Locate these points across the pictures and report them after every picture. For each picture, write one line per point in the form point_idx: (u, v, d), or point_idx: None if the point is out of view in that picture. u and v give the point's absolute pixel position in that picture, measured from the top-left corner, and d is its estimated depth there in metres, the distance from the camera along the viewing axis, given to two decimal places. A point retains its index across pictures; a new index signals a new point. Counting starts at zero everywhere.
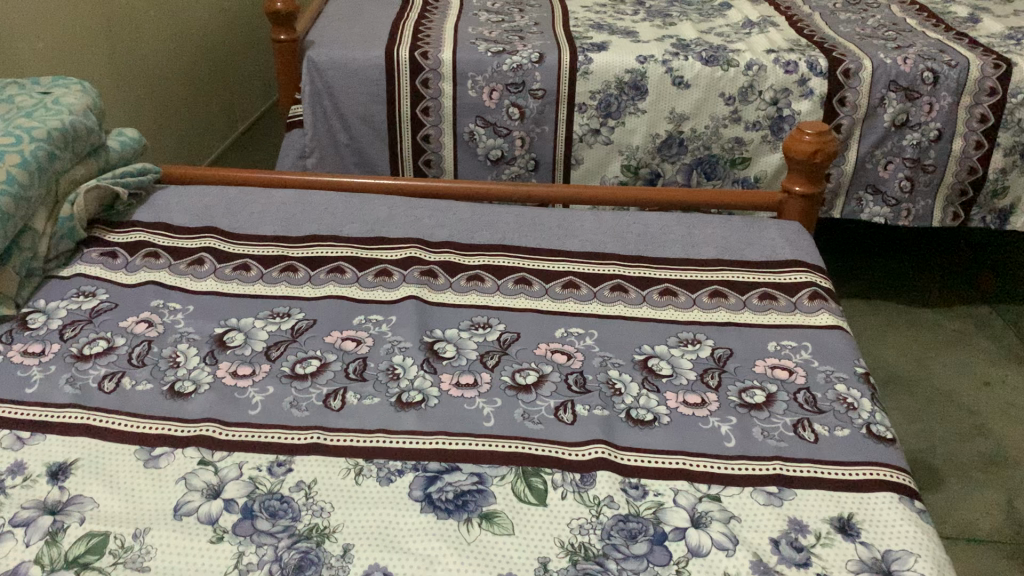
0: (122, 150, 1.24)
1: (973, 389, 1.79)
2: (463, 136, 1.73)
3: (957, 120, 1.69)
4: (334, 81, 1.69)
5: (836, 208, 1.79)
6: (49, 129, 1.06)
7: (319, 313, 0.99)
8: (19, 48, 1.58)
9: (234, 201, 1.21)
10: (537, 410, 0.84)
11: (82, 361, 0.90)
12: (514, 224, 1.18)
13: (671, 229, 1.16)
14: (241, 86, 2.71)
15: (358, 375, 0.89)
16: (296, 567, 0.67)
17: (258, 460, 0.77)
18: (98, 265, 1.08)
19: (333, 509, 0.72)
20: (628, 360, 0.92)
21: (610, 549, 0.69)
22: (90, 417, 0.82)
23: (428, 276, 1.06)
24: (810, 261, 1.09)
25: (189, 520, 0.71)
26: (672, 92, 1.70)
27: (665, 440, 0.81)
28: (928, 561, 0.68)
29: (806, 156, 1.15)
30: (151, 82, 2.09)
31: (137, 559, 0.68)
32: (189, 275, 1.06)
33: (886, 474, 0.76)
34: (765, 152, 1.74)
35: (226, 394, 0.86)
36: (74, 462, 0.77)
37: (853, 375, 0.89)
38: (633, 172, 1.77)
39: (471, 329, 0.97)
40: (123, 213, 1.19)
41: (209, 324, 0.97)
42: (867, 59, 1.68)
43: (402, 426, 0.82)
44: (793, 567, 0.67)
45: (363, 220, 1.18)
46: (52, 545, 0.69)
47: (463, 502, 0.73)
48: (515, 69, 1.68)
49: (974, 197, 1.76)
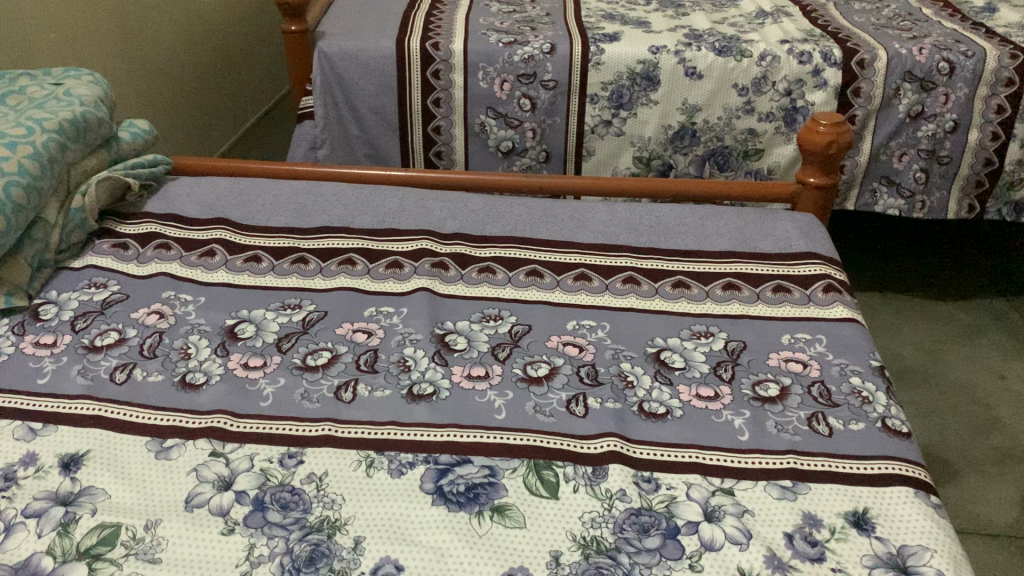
0: (134, 141, 1.24)
1: (989, 383, 1.77)
2: (474, 128, 1.73)
3: (974, 110, 1.67)
4: (345, 73, 1.68)
5: (850, 200, 1.78)
6: (61, 120, 1.06)
7: (331, 305, 0.98)
8: (35, 43, 1.59)
9: (246, 193, 1.21)
10: (549, 402, 0.84)
11: (94, 352, 0.90)
12: (526, 216, 1.17)
13: (685, 221, 1.15)
14: (251, 79, 2.71)
15: (369, 366, 0.88)
16: (307, 559, 0.67)
17: (269, 452, 0.77)
18: (110, 256, 1.08)
19: (345, 501, 0.72)
20: (640, 353, 0.91)
21: (622, 543, 0.69)
22: (102, 409, 0.82)
23: (439, 268, 1.06)
24: (824, 252, 1.08)
25: (200, 512, 0.71)
26: (684, 83, 1.68)
27: (677, 434, 0.80)
28: (946, 557, 0.67)
29: (821, 147, 1.14)
30: (161, 75, 2.09)
31: (149, 550, 0.68)
32: (201, 266, 1.06)
33: (903, 468, 0.75)
34: (779, 143, 1.73)
35: (237, 385, 0.86)
36: (86, 453, 0.77)
37: (868, 368, 0.88)
38: (645, 163, 1.76)
39: (483, 321, 0.96)
40: (134, 204, 1.19)
41: (221, 315, 0.97)
42: (883, 50, 1.66)
43: (413, 418, 0.81)
44: (807, 562, 0.67)
45: (374, 212, 1.17)
46: (64, 536, 0.69)
47: (474, 495, 0.73)
48: (527, 59, 1.67)
49: (990, 188, 1.74)
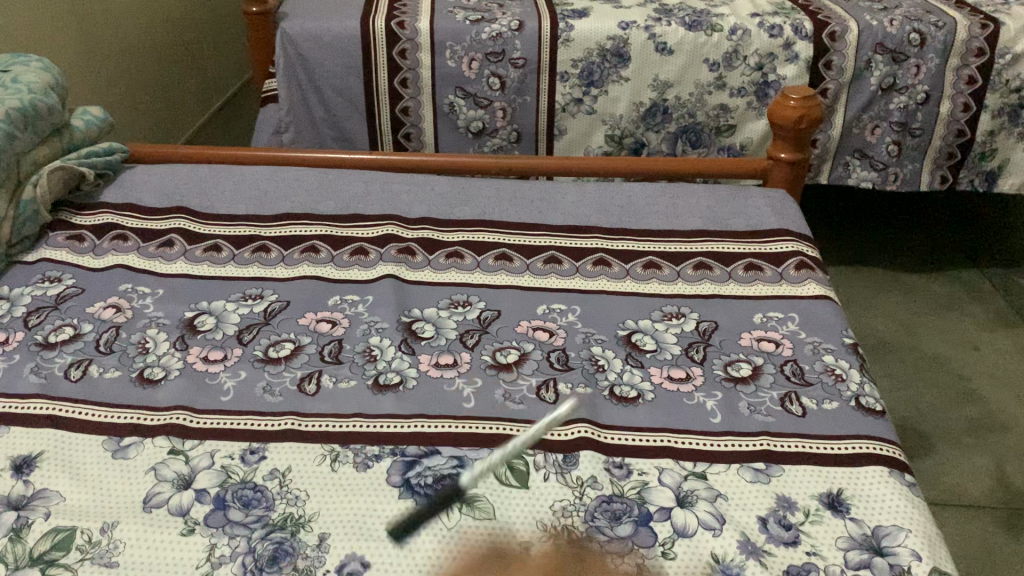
0: (87, 128, 1.20)
1: (963, 355, 1.78)
2: (443, 108, 1.70)
3: (945, 82, 1.66)
4: (309, 54, 1.64)
5: (823, 174, 1.77)
6: (8, 109, 1.02)
7: (294, 295, 0.96)
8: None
9: (206, 179, 1.18)
10: (519, 390, 0.82)
11: (48, 349, 0.87)
12: (495, 198, 1.15)
13: (655, 200, 1.14)
14: (212, 62, 2.66)
15: (334, 357, 0.86)
16: (270, 558, 0.65)
17: (230, 448, 0.75)
18: (64, 249, 1.04)
19: (309, 496, 0.70)
20: (611, 336, 0.89)
21: (594, 531, 0.67)
22: (57, 407, 0.79)
23: (405, 254, 1.03)
24: (796, 228, 1.07)
25: (159, 512, 0.69)
26: (655, 59, 1.66)
27: (649, 417, 0.78)
28: (920, 536, 0.66)
29: (791, 122, 1.12)
30: (119, 61, 2.04)
31: (106, 554, 0.65)
32: (159, 257, 1.03)
33: (876, 447, 0.74)
34: (751, 118, 1.71)
35: (197, 380, 0.83)
36: (39, 454, 0.74)
37: (842, 346, 0.87)
38: (617, 141, 1.74)
39: (451, 308, 0.94)
40: (90, 194, 1.16)
41: (180, 308, 0.94)
42: (854, 21, 1.65)
43: (379, 410, 0.79)
44: (781, 546, 0.66)
45: (339, 197, 1.14)
46: (15, 542, 0.66)
47: (443, 487, 0.71)
48: (495, 37, 1.64)
49: (962, 159, 1.74)
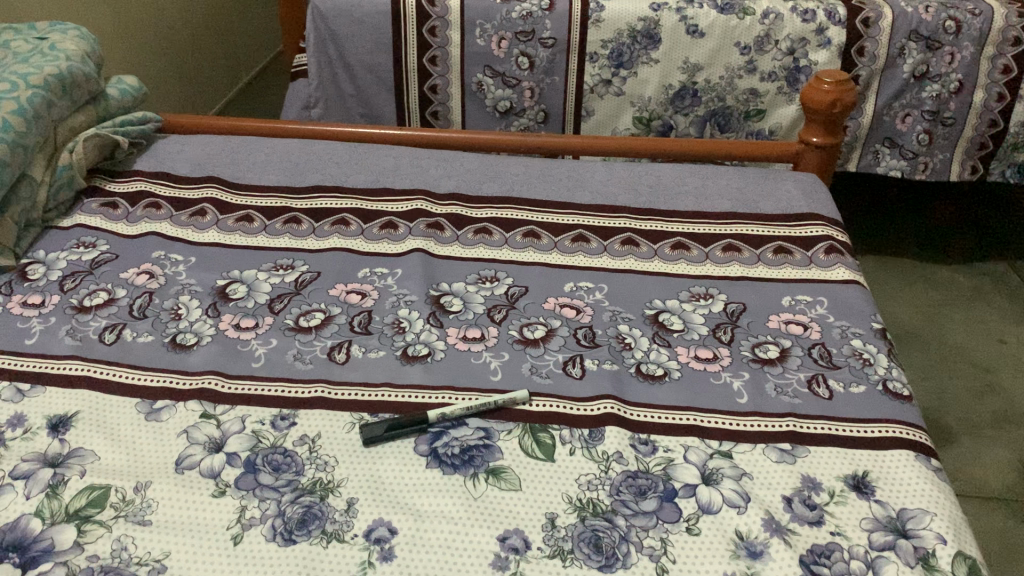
0: (122, 98, 1.21)
1: (987, 347, 1.76)
2: (471, 86, 1.69)
3: (979, 71, 1.64)
4: (339, 29, 1.64)
5: (851, 161, 1.76)
6: (46, 75, 1.03)
7: (324, 266, 0.97)
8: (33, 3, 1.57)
9: (238, 150, 1.19)
10: (545, 364, 0.82)
11: (83, 313, 0.89)
12: (523, 175, 1.15)
13: (684, 180, 1.13)
14: (244, 35, 2.68)
15: (363, 328, 0.87)
16: (299, 521, 0.66)
17: (261, 414, 0.76)
18: (98, 215, 1.06)
19: (338, 463, 0.71)
20: (639, 315, 0.89)
21: (618, 505, 0.68)
22: (92, 369, 0.81)
23: (434, 229, 1.04)
24: (827, 213, 1.06)
25: (190, 474, 0.70)
26: (686, 41, 1.64)
27: (675, 396, 0.79)
28: (945, 520, 0.66)
29: (823, 106, 1.11)
30: (151, 31, 2.05)
31: (139, 512, 0.67)
32: (191, 226, 1.04)
33: (903, 431, 0.74)
34: (781, 103, 1.70)
35: (228, 346, 0.84)
36: (75, 414, 0.76)
37: (870, 331, 0.87)
38: (645, 123, 1.73)
39: (478, 283, 0.94)
40: (124, 162, 1.17)
41: (212, 275, 0.95)
42: (889, 8, 1.63)
43: (408, 379, 0.80)
44: (805, 525, 0.66)
45: (368, 170, 1.15)
46: (52, 498, 0.68)
47: (469, 457, 0.72)
48: (525, 16, 1.62)
49: (993, 150, 1.72)
